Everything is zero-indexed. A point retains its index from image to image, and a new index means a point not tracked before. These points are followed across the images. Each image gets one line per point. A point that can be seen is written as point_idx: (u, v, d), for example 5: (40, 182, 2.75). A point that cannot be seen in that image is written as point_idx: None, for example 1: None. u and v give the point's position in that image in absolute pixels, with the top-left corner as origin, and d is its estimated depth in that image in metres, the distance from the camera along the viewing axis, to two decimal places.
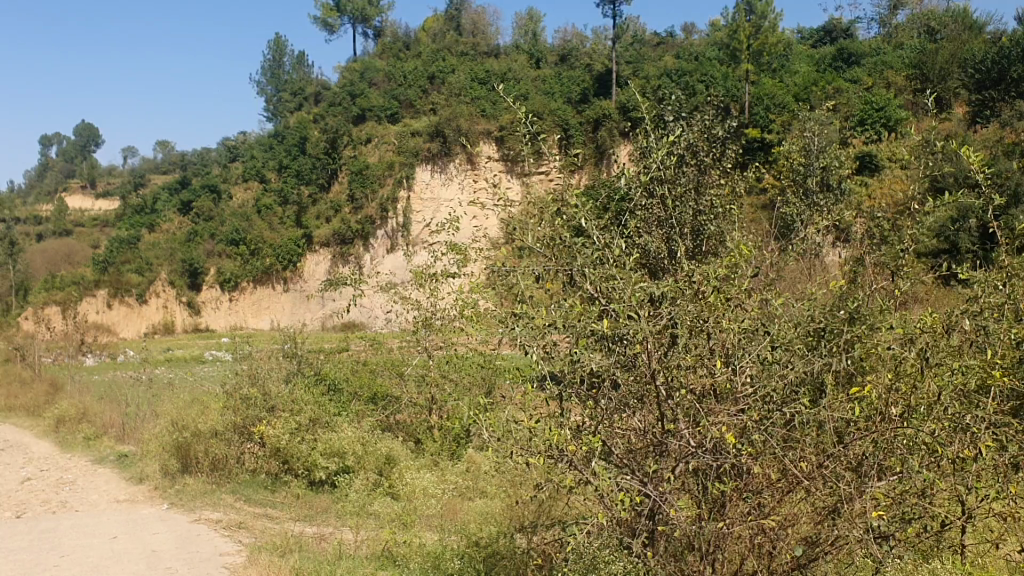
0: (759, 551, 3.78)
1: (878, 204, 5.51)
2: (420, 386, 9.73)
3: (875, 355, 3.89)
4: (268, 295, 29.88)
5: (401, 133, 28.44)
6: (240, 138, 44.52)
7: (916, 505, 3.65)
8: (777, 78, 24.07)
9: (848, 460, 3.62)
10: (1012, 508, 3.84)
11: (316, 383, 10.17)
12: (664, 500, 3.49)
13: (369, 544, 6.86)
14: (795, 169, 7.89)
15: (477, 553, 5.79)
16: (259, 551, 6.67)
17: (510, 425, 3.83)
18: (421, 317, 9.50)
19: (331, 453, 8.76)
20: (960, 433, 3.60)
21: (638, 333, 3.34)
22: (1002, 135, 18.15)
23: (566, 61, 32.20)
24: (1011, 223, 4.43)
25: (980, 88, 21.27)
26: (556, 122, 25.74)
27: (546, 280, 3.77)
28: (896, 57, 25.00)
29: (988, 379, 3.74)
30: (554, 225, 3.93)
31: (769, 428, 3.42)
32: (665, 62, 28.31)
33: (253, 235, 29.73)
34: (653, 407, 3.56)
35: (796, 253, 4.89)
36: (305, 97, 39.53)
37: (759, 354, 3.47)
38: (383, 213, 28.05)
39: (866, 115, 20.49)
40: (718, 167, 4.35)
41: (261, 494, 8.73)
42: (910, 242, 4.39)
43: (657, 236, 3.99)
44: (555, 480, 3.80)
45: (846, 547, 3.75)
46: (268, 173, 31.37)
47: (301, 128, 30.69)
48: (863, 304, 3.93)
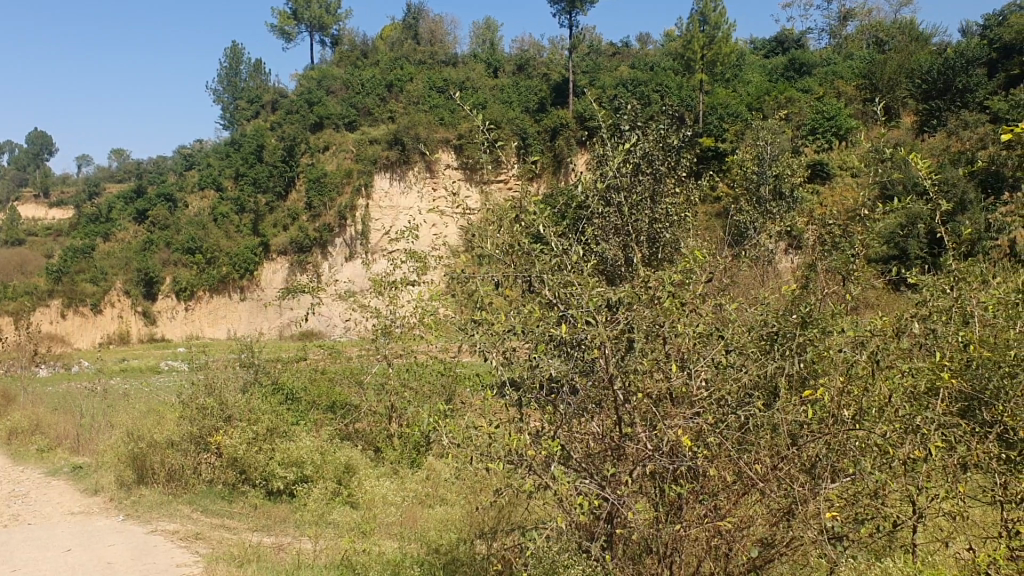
0: (716, 553, 3.88)
1: (832, 212, 5.69)
2: (380, 393, 9.77)
3: (827, 358, 3.91)
4: (225, 303, 29.74)
5: (360, 141, 28.35)
6: (195, 146, 44.08)
7: (868, 506, 3.76)
8: (730, 87, 24.43)
9: (801, 463, 3.68)
10: (962, 508, 3.93)
11: (274, 393, 10.24)
12: (622, 503, 3.56)
13: (328, 552, 6.85)
14: (748, 178, 8.14)
15: (437, 561, 5.78)
16: (217, 561, 6.64)
17: (470, 431, 3.86)
18: (381, 325, 9.36)
19: (289, 463, 8.78)
20: (910, 434, 3.67)
21: (595, 338, 3.36)
22: (948, 143, 18.56)
23: (524, 70, 32.39)
24: (959, 227, 4.55)
25: (927, 97, 21.78)
26: (514, 131, 25.90)
27: (505, 287, 3.78)
28: (846, 68, 25.45)
29: (937, 381, 3.88)
30: (513, 233, 3.97)
31: (724, 431, 3.48)
32: (621, 71, 28.58)
33: (209, 244, 29.39)
34: (610, 412, 3.62)
35: (749, 259, 5.04)
36: (262, 105, 39.31)
37: (714, 358, 3.52)
38: (342, 221, 28.04)
39: (818, 124, 20.87)
40: (672, 175, 4.44)
41: (219, 504, 8.63)
42: (859, 248, 4.56)
43: (615, 243, 4.02)
44: (514, 485, 3.79)
45: (800, 548, 3.82)
46: (225, 182, 31.02)
47: (257, 136, 30.49)
48: (815, 307, 4.00)
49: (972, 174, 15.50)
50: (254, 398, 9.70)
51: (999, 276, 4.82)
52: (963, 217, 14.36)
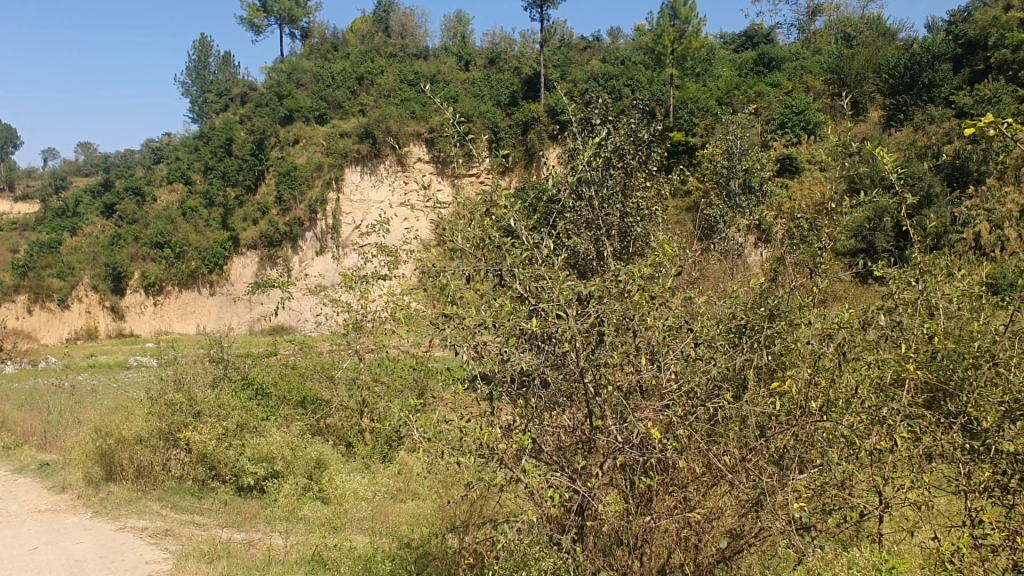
0: (685, 544, 3.89)
1: (798, 206, 5.74)
2: (351, 388, 9.72)
3: (794, 352, 3.97)
4: (194, 298, 29.48)
5: (330, 134, 28.23)
6: (163, 139, 43.63)
7: (836, 496, 3.79)
8: (701, 82, 24.56)
9: (770, 454, 3.70)
10: (927, 498, 4.01)
11: (243, 388, 10.19)
12: (593, 495, 3.59)
13: (299, 548, 6.84)
14: (718, 172, 8.19)
15: (410, 555, 5.78)
16: (187, 558, 6.59)
17: (441, 425, 3.83)
18: (352, 320, 9.26)
19: (260, 458, 8.74)
20: (877, 425, 3.73)
21: (566, 331, 3.37)
22: (915, 138, 18.80)
23: (495, 63, 32.41)
24: (925, 220, 4.60)
25: (894, 92, 22.04)
26: (486, 125, 25.83)
27: (475, 280, 3.75)
28: (815, 62, 25.63)
29: (903, 373, 3.96)
30: (484, 226, 3.95)
31: (693, 423, 3.52)
32: (592, 65, 28.62)
33: (178, 238, 29.10)
34: (581, 405, 3.65)
35: (717, 253, 5.09)
36: (231, 98, 39.02)
37: (683, 351, 3.56)
38: (312, 214, 27.91)
39: (787, 118, 20.98)
40: (643, 169, 4.48)
41: (188, 501, 8.57)
42: (828, 241, 4.61)
43: (587, 237, 4.06)
44: (485, 479, 3.80)
45: (768, 539, 3.84)
46: (194, 176, 30.64)
47: (226, 129, 30.29)
48: (783, 301, 4.05)
49: (939, 169, 15.70)
50: (224, 392, 9.66)
51: (962, 270, 4.91)
52: (928, 211, 14.56)
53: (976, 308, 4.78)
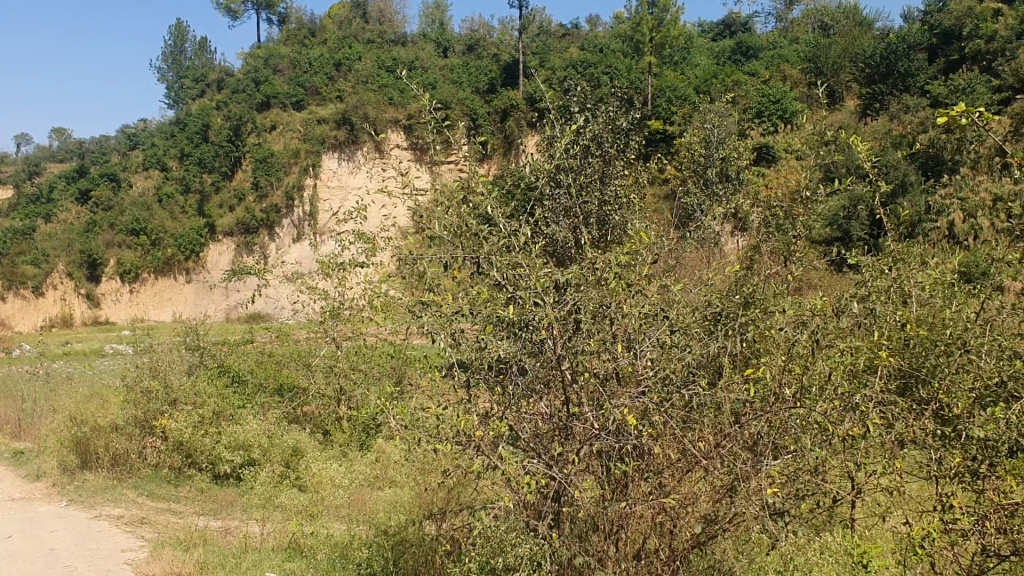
0: (660, 529, 3.90)
1: (774, 194, 5.78)
2: (328, 376, 9.66)
3: (767, 339, 4.01)
4: (170, 286, 29.26)
5: (308, 120, 28.07)
6: (139, 126, 43.22)
7: (808, 482, 3.80)
8: (678, 70, 24.64)
9: (743, 440, 3.71)
10: (899, 484, 4.05)
11: (219, 375, 10.23)
12: (569, 482, 3.59)
13: (276, 536, 6.84)
14: (695, 161, 8.23)
15: (387, 542, 5.75)
16: (163, 545, 6.57)
17: (418, 413, 3.82)
18: (329, 308, 9.28)
19: (236, 446, 8.71)
20: (850, 412, 3.76)
21: (544, 319, 3.39)
22: (890, 127, 18.93)
23: (474, 51, 32.36)
24: (896, 209, 4.69)
25: (870, 82, 22.22)
26: (464, 112, 25.73)
27: (454, 268, 3.75)
28: (792, 52, 25.70)
29: (875, 359, 4.01)
30: (461, 214, 3.94)
31: (669, 409, 3.53)
32: (571, 52, 28.62)
33: (154, 225, 28.85)
34: (559, 392, 3.66)
35: (694, 239, 5.12)
36: (207, 84, 38.72)
37: (658, 338, 3.59)
38: (289, 201, 27.78)
39: (764, 107, 21.08)
40: (622, 157, 4.48)
41: (164, 489, 8.52)
42: (801, 229, 4.67)
43: (565, 225, 4.08)
44: (461, 466, 3.80)
45: (742, 524, 3.84)
46: (170, 161, 30.37)
47: (203, 115, 30.06)
48: (757, 288, 4.09)
49: (913, 157, 15.82)
50: (200, 379, 9.68)
51: (935, 259, 4.96)
52: (902, 200, 14.71)
53: (948, 297, 4.84)
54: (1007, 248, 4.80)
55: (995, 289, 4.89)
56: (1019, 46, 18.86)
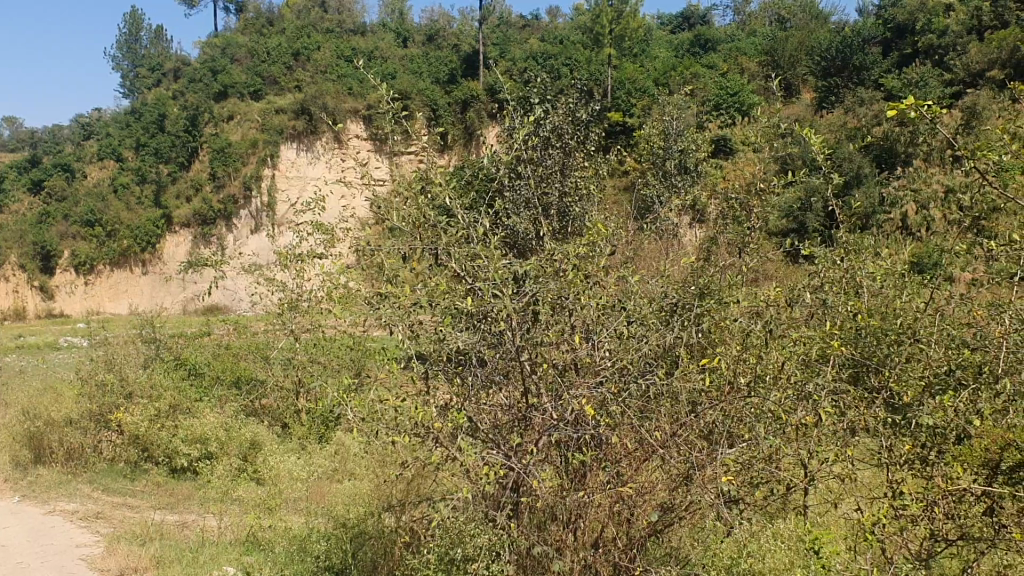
0: (619, 518, 3.91)
1: (731, 185, 5.87)
2: (287, 368, 9.62)
3: (723, 329, 4.06)
4: (126, 278, 28.87)
5: (265, 110, 27.76)
6: (92, 115, 42.53)
7: (762, 470, 3.81)
8: (638, 62, 24.70)
9: (699, 429, 3.72)
10: (851, 471, 4.10)
11: (176, 367, 10.15)
12: (528, 473, 3.58)
13: (234, 529, 6.80)
14: (654, 152, 8.28)
15: (345, 535, 5.73)
16: (119, 540, 6.50)
17: (377, 405, 3.80)
18: (288, 300, 9.23)
19: (193, 440, 8.60)
20: (803, 401, 3.83)
21: (502, 310, 3.41)
22: (845, 120, 19.17)
23: (433, 41, 32.24)
24: (850, 200, 4.81)
25: (826, 75, 22.47)
26: (424, 103, 25.57)
27: (413, 260, 3.74)
28: (750, 44, 25.93)
29: (828, 349, 4.08)
30: (419, 203, 3.90)
31: (626, 400, 3.56)
32: (531, 44, 28.58)
33: (109, 216, 28.35)
34: (518, 383, 3.69)
35: (653, 230, 5.20)
36: (163, 73, 38.22)
37: (617, 329, 3.61)
38: (247, 192, 27.55)
39: (722, 99, 21.27)
40: (581, 150, 4.59)
41: (120, 483, 8.43)
42: (757, 221, 4.76)
43: (526, 216, 4.10)
44: (420, 457, 3.79)
45: (698, 512, 3.85)
46: (125, 151, 29.87)
47: (159, 104, 29.60)
48: (712, 280, 4.14)
49: (867, 150, 16.08)
50: (156, 372, 9.61)
51: (886, 250, 5.09)
52: (857, 191, 14.96)
53: (900, 287, 4.93)
54: (957, 237, 4.90)
55: (946, 278, 4.99)
56: (969, 40, 19.19)
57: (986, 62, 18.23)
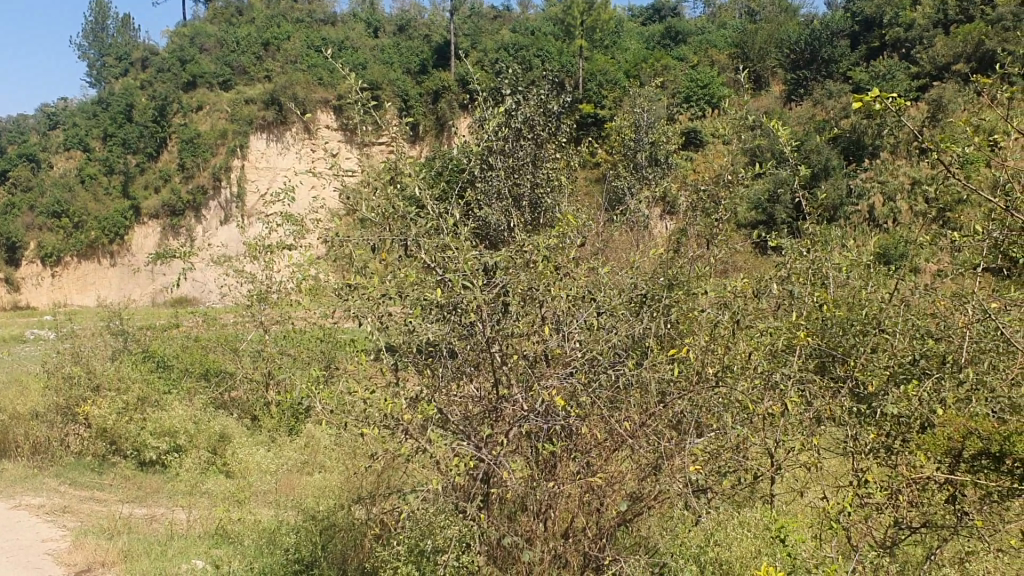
0: (588, 508, 3.93)
1: (700, 177, 5.93)
2: (256, 360, 9.58)
3: (692, 320, 4.08)
4: (94, 270, 28.59)
5: (234, 100, 27.53)
6: (58, 104, 41.99)
7: (730, 460, 3.83)
8: (609, 54, 24.80)
9: (668, 419, 3.74)
10: (818, 460, 4.14)
11: (144, 360, 10.14)
12: (498, 464, 3.58)
13: (202, 522, 6.77)
14: (626, 144, 8.35)
15: (315, 527, 5.69)
16: (85, 534, 6.45)
17: (346, 397, 3.78)
18: (257, 291, 9.15)
19: (162, 433, 8.52)
20: (771, 392, 3.87)
21: (472, 301, 3.40)
22: (813, 113, 19.36)
23: (404, 31, 32.17)
24: (816, 192, 4.87)
25: (795, 67, 22.66)
26: (395, 93, 25.47)
27: (382, 251, 3.71)
28: (720, 36, 26.11)
29: (794, 340, 4.13)
30: (389, 194, 3.89)
31: (596, 390, 3.57)
32: (502, 34, 28.56)
33: (76, 207, 28.01)
34: (488, 373, 3.68)
35: (623, 221, 5.24)
36: (131, 62, 37.92)
37: (586, 320, 3.63)
38: (216, 182, 27.30)
39: (692, 92, 21.40)
40: (552, 142, 4.63)
41: (87, 476, 8.34)
42: (724, 212, 4.82)
43: (497, 208, 4.12)
44: (390, 449, 3.77)
45: (667, 501, 3.88)
46: (91, 141, 29.52)
47: (127, 94, 29.27)
48: (682, 271, 4.16)
49: (836, 142, 16.26)
50: (123, 365, 9.57)
51: (852, 242, 5.16)
52: (825, 182, 15.12)
53: (865, 277, 5.00)
54: (921, 227, 4.97)
55: (912, 269, 5.06)
56: (936, 34, 19.42)
57: (952, 56, 18.44)
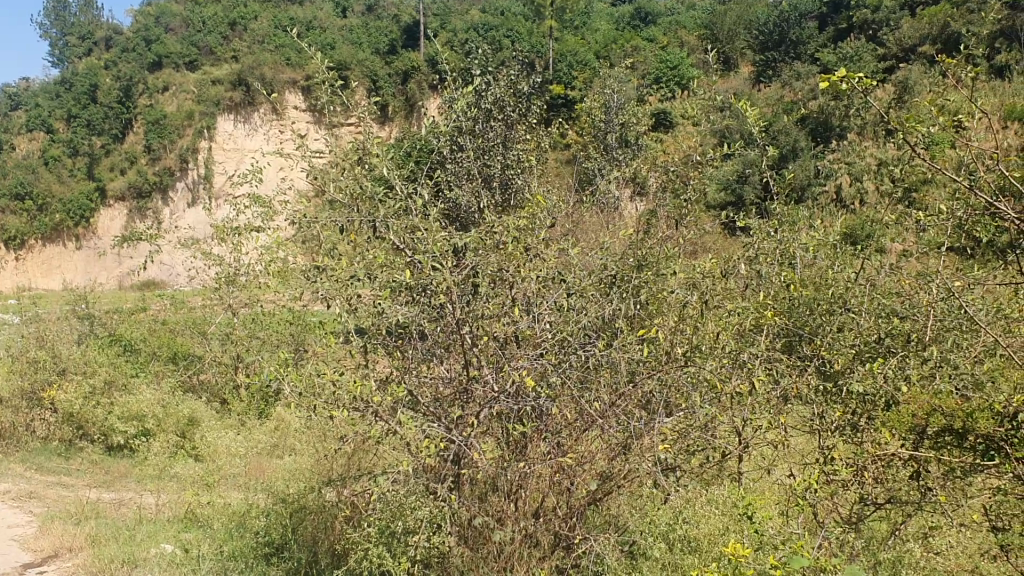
0: (558, 488, 3.94)
1: (668, 158, 5.99)
2: (225, 343, 9.53)
3: (660, 300, 4.11)
4: (59, 253, 28.19)
5: (201, 81, 27.23)
6: (19, 84, 41.23)
7: (698, 439, 3.86)
8: (579, 35, 24.84)
9: (637, 399, 3.76)
10: (785, 438, 4.19)
11: (110, 344, 10.14)
12: (469, 445, 3.58)
13: (172, 506, 6.72)
14: (595, 125, 8.38)
15: (285, 509, 5.69)
16: (53, 520, 6.40)
17: (313, 379, 3.72)
18: (225, 274, 9.06)
19: (129, 417, 8.44)
20: (738, 370, 3.91)
21: (442, 283, 3.40)
22: (782, 94, 19.46)
23: (373, 11, 31.96)
24: (782, 174, 4.97)
25: (764, 49, 22.71)
26: (363, 74, 25.27)
27: (350, 232, 3.69)
28: (689, 17, 26.20)
29: (762, 320, 4.17)
30: (357, 175, 3.85)
31: (566, 371, 3.57)
32: (472, 14, 28.45)
33: (40, 189, 27.33)
34: (458, 356, 3.68)
35: (594, 203, 5.33)
36: (95, 42, 37.57)
37: (557, 301, 3.65)
38: (183, 164, 27.01)
39: (662, 73, 21.43)
40: (523, 123, 4.80)
41: (54, 462, 8.23)
42: (693, 193, 4.78)
43: (467, 189, 4.13)
44: (359, 431, 3.75)
45: (636, 481, 3.90)
46: (55, 123, 29.06)
47: (90, 75, 28.86)
48: (652, 252, 4.19)
49: (804, 123, 16.40)
50: (89, 350, 9.51)
51: (818, 221, 5.29)
52: (793, 164, 15.21)
53: (831, 257, 5.07)
54: (888, 208, 5.02)
55: (878, 249, 5.13)
56: (902, 15, 19.55)
57: (918, 37, 18.59)
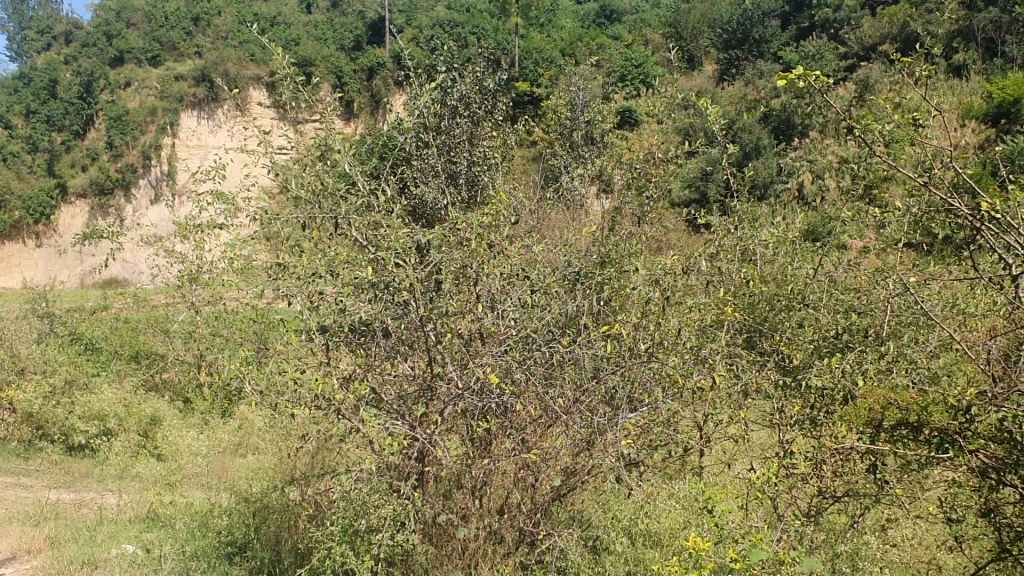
0: (523, 483, 3.95)
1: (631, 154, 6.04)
2: (187, 342, 9.44)
3: (624, 296, 4.13)
4: (18, 250, 27.62)
5: (164, 77, 26.92)
6: None
7: (661, 433, 3.90)
8: (544, 31, 24.94)
9: (602, 395, 3.77)
10: (746, 432, 4.24)
11: (72, 342, 10.12)
12: (433, 442, 3.58)
13: (133, 506, 6.64)
14: (561, 122, 8.42)
15: (248, 509, 5.67)
16: (11, 522, 6.29)
17: (274, 377, 3.68)
18: (187, 272, 8.98)
19: (91, 417, 8.32)
20: (700, 365, 3.93)
21: (405, 280, 3.40)
22: (745, 91, 19.61)
23: (338, 7, 31.94)
24: (743, 169, 5.03)
25: (727, 47, 22.81)
26: (328, 70, 25.10)
27: (312, 229, 3.67)
28: (653, 15, 26.40)
29: (723, 316, 4.22)
30: (319, 171, 3.83)
31: (530, 367, 3.58)
32: (438, 10, 28.48)
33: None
34: (422, 353, 3.69)
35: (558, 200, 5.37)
36: (54, 37, 37.17)
37: (521, 298, 3.66)
38: (146, 160, 26.64)
39: (627, 71, 21.51)
40: (489, 119, 4.83)
41: (13, 463, 8.08)
42: (655, 189, 4.85)
43: (433, 186, 4.15)
44: (322, 429, 3.73)
45: (600, 476, 3.93)
46: (14, 119, 28.57)
47: (50, 70, 28.43)
48: (615, 248, 4.23)
49: (766, 122, 16.55)
50: (48, 350, 9.38)
51: (778, 217, 5.36)
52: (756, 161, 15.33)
53: (792, 254, 5.14)
54: (847, 205, 5.09)
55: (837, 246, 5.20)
56: (862, 15, 19.80)
57: (878, 36, 18.86)
